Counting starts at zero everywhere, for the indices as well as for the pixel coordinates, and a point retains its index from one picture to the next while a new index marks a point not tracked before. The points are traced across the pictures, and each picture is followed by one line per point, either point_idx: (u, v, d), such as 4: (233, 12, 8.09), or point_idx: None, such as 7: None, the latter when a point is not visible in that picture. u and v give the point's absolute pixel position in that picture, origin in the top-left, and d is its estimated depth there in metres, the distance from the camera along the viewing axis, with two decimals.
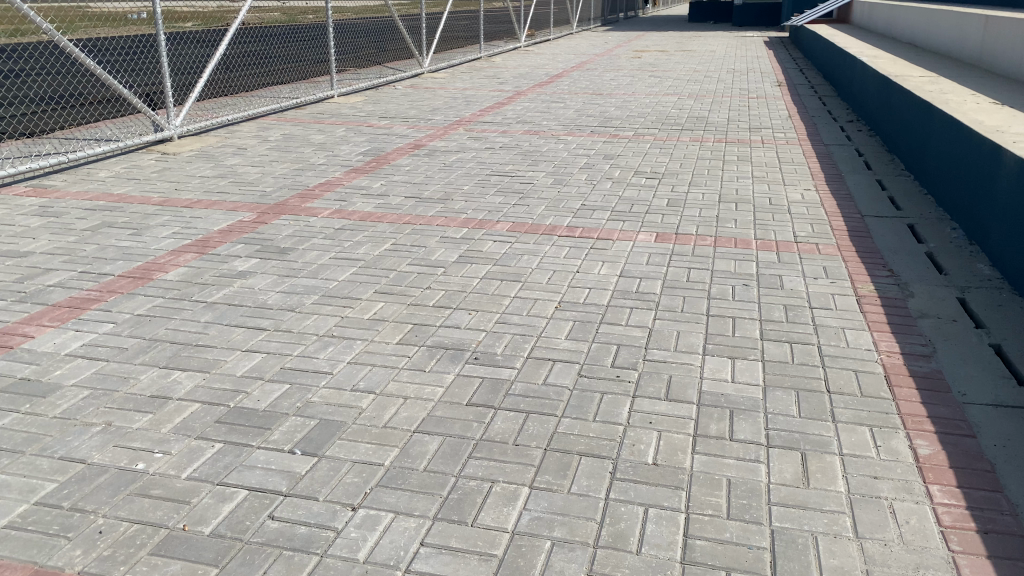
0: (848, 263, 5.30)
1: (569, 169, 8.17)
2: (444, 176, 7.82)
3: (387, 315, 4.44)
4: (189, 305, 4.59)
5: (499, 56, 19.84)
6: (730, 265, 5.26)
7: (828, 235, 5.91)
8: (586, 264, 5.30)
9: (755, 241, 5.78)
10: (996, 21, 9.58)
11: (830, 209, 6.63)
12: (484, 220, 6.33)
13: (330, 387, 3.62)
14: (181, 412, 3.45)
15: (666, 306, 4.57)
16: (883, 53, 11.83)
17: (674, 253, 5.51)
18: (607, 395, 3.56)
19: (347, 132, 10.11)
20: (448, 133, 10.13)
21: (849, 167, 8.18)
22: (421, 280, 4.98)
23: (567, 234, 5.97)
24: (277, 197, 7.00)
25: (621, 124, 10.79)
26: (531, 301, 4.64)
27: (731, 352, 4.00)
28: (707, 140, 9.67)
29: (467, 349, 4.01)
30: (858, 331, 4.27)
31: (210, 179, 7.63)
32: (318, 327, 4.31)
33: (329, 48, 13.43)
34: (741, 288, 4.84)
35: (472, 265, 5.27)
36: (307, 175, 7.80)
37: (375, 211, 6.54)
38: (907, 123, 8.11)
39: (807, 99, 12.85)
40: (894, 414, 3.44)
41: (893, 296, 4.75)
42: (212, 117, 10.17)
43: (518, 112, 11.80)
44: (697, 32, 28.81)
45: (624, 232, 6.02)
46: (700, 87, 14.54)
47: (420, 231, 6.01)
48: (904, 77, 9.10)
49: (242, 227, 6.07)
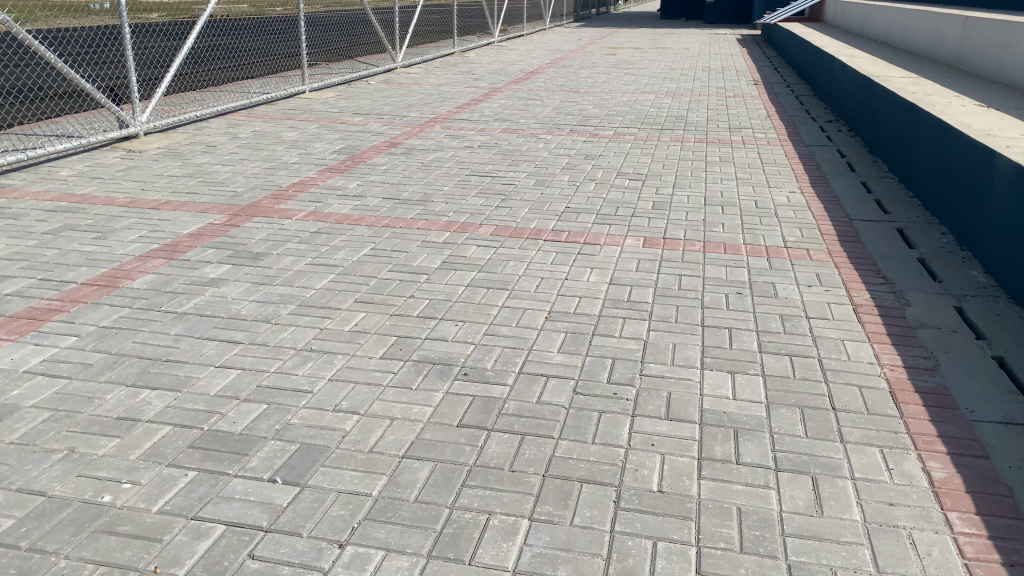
0: (841, 270, 5.18)
1: (550, 169, 8.00)
2: (423, 176, 7.60)
3: (369, 327, 4.22)
4: (158, 316, 4.34)
5: (473, 51, 19.58)
6: (721, 272, 5.11)
7: (819, 240, 5.79)
8: (575, 271, 5.12)
9: (745, 246, 5.65)
10: (974, 22, 9.57)
11: (818, 212, 6.52)
12: (466, 223, 6.13)
13: (311, 407, 3.41)
14: (151, 436, 3.21)
15: (659, 317, 4.41)
16: (861, 53, 11.79)
17: (664, 259, 5.36)
18: (605, 415, 3.38)
19: (320, 129, 9.83)
20: (424, 131, 9.89)
21: (832, 168, 8.09)
22: (403, 288, 4.77)
23: (553, 239, 5.79)
24: (248, 197, 6.73)
25: (601, 123, 10.64)
26: (520, 311, 4.46)
27: (731, 366, 3.85)
28: (688, 140, 9.55)
29: (455, 364, 3.81)
30: (857, 343, 4.14)
31: (178, 179, 7.33)
32: (296, 340, 4.08)
33: (301, 42, 13.10)
34: (735, 297, 4.69)
35: (456, 272, 5.07)
36: (280, 175, 7.53)
37: (352, 213, 6.31)
38: (890, 125, 8.04)
39: (784, 98, 12.79)
40: (903, 434, 3.30)
41: (890, 305, 4.63)
42: (180, 113, 9.84)
43: (495, 109, 11.61)
44: (670, 29, 28.80)
45: (611, 237, 5.86)
46: (677, 85, 14.43)
47: (400, 235, 5.80)
48: (886, 77, 9.04)
49: (213, 231, 5.81)
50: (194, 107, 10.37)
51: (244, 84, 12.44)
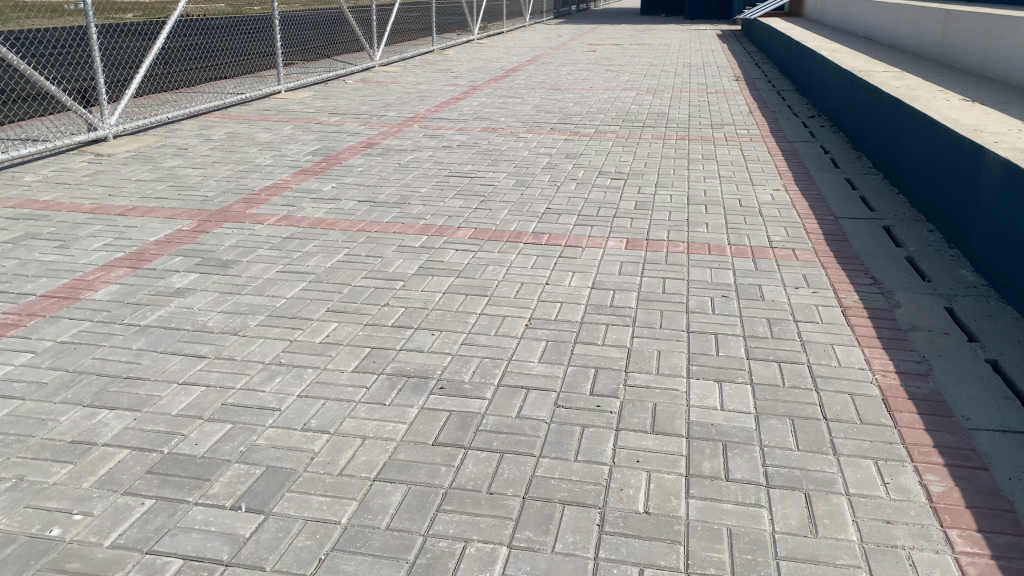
0: (828, 270, 5.06)
1: (531, 169, 7.84)
2: (400, 178, 7.41)
3: (341, 338, 4.05)
4: (119, 330, 4.14)
5: (452, 49, 19.37)
6: (706, 274, 4.97)
7: (805, 240, 5.67)
8: (555, 275, 4.97)
9: (730, 247, 5.51)
10: (955, 17, 9.50)
11: (803, 210, 6.39)
12: (444, 226, 5.97)
13: (278, 427, 3.23)
14: (107, 460, 3.02)
15: (644, 322, 4.26)
16: (842, 48, 11.70)
17: (647, 262, 5.21)
18: (588, 430, 3.22)
19: (295, 130, 9.62)
20: (402, 131, 9.71)
21: (816, 165, 7.98)
22: (378, 296, 4.59)
23: (533, 241, 5.63)
24: (219, 202, 6.52)
25: (582, 121, 10.49)
26: (499, 319, 4.30)
27: (717, 374, 3.71)
28: (670, 137, 9.42)
29: (431, 376, 3.65)
30: (848, 347, 4.00)
31: (147, 183, 7.11)
32: (264, 353, 3.90)
33: (275, 40, 12.85)
34: (721, 300, 4.55)
35: (433, 278, 4.90)
36: (252, 178, 7.32)
37: (327, 218, 6.12)
38: (874, 120, 7.95)
39: (765, 94, 12.69)
40: (898, 444, 3.17)
41: (879, 307, 4.51)
42: (151, 115, 9.60)
43: (474, 107, 11.43)
44: (650, 25, 28.72)
45: (593, 239, 5.71)
46: (658, 81, 14.31)
47: (376, 240, 5.62)
48: (868, 72, 8.94)
49: (181, 238, 5.60)
50: (166, 109, 10.13)
51: (218, 85, 12.20)
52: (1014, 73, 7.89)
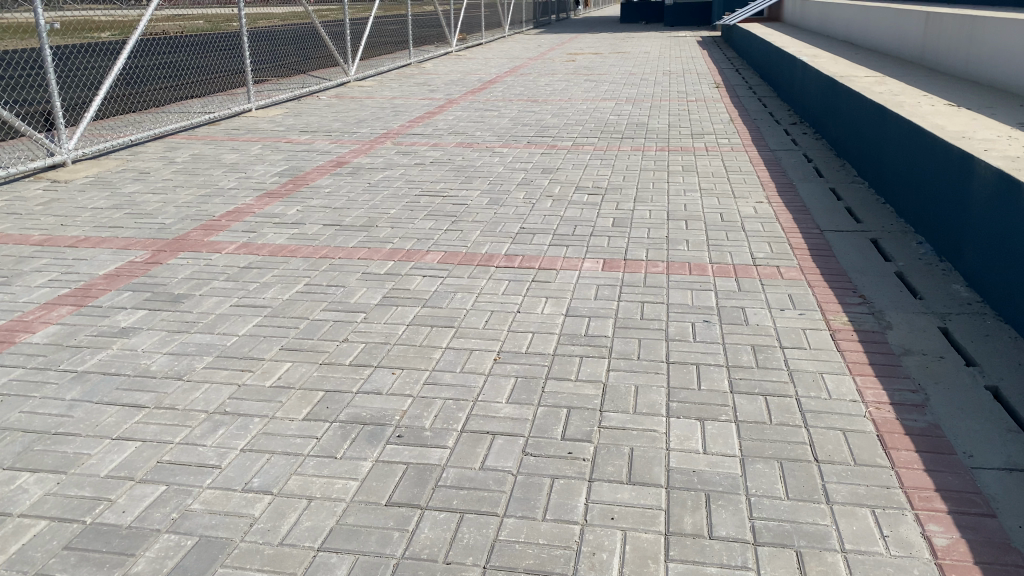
0: (814, 289, 4.80)
1: (506, 185, 7.57)
2: (369, 199, 7.12)
3: (293, 381, 3.76)
4: (53, 377, 3.82)
5: (430, 62, 19.14)
6: (687, 297, 4.71)
7: (789, 256, 5.41)
8: (528, 302, 4.69)
9: (711, 265, 5.25)
10: (936, 19, 9.31)
11: (787, 224, 6.14)
12: (412, 250, 5.68)
13: (216, 488, 2.94)
14: (21, 535, 2.71)
15: (621, 352, 3.98)
16: (822, 53, 11.52)
17: (624, 284, 4.94)
18: (559, 481, 2.94)
19: (263, 150, 9.32)
20: (374, 148, 9.42)
21: (800, 174, 7.75)
22: (337, 331, 4.30)
23: (506, 265, 5.35)
24: (176, 230, 6.23)
25: (559, 134, 10.24)
26: (466, 353, 4.01)
27: (699, 411, 3.43)
28: (649, 149, 9.18)
29: (389, 423, 3.35)
30: (838, 377, 3.74)
31: (103, 211, 6.79)
32: (209, 401, 3.60)
33: (245, 56, 12.55)
34: (703, 326, 4.28)
35: (397, 308, 4.61)
36: (214, 203, 7.01)
37: (288, 244, 5.83)
38: (858, 127, 7.73)
39: (746, 101, 12.49)
40: (896, 488, 2.90)
41: (870, 329, 4.25)
42: (113, 138, 9.30)
43: (450, 121, 11.17)
44: (629, 33, 28.58)
45: (568, 260, 5.44)
46: (637, 91, 14.11)
47: (339, 267, 5.33)
48: (849, 78, 8.74)
49: (132, 270, 5.29)
50: (130, 131, 9.81)
51: (186, 103, 11.90)
52: (999, 76, 7.68)
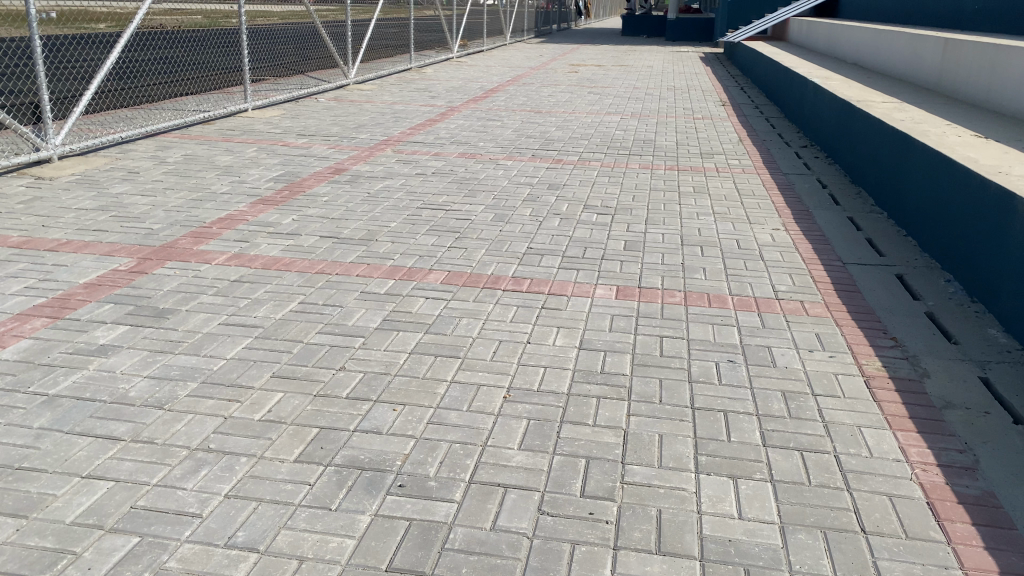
0: (842, 329, 4.52)
1: (511, 201, 7.28)
2: (368, 210, 6.80)
3: (285, 415, 3.44)
4: (21, 401, 3.48)
5: (430, 67, 18.85)
6: (708, 332, 4.41)
7: (813, 290, 5.13)
8: (538, 331, 4.37)
9: (731, 297, 4.96)
10: (955, 46, 9.10)
11: (807, 254, 5.87)
12: (414, 268, 5.37)
13: (196, 543, 2.62)
14: None
15: (641, 395, 3.67)
16: (833, 75, 11.29)
17: (640, 315, 4.64)
18: (581, 548, 2.63)
19: (258, 153, 8.99)
20: (373, 155, 9.12)
21: (816, 200, 7.49)
22: (332, 357, 3.97)
23: (513, 288, 5.05)
24: (164, 237, 5.89)
25: (564, 147, 9.96)
26: (473, 389, 3.69)
27: (731, 468, 3.13)
28: (658, 167, 8.90)
29: (389, 470, 3.04)
30: (878, 431, 3.44)
31: (87, 212, 6.44)
32: (192, 435, 3.27)
33: (243, 54, 12.23)
34: (727, 367, 3.98)
35: (398, 334, 4.29)
36: (205, 208, 6.68)
37: (283, 256, 5.51)
38: (877, 154, 7.48)
39: (754, 121, 12.26)
40: (955, 569, 2.61)
41: (906, 376, 3.96)
42: (102, 134, 8.96)
43: (452, 130, 10.87)
44: (631, 45, 28.40)
45: (580, 285, 5.13)
46: (643, 106, 13.85)
47: (336, 285, 5.01)
48: (867, 103, 8.49)
49: (115, 280, 4.96)
50: (122, 127, 9.48)
51: (180, 100, 11.55)
52: None
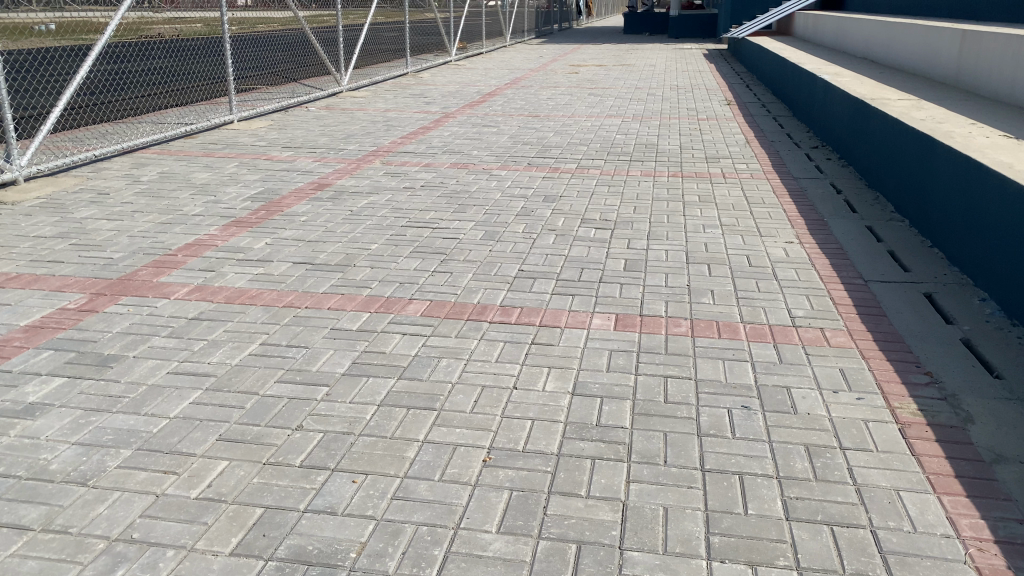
0: (869, 362, 4.02)
1: (503, 215, 6.79)
2: (349, 230, 6.31)
3: (227, 492, 2.95)
4: None
5: (427, 72, 18.39)
6: (719, 370, 3.91)
7: (833, 316, 4.63)
8: (526, 373, 3.87)
9: (744, 326, 4.45)
10: (974, 37, 8.56)
11: (825, 271, 5.36)
12: (392, 298, 4.87)
13: None
14: None
15: (643, 454, 3.17)
16: (845, 71, 10.75)
17: (641, 350, 4.13)
18: None
19: (238, 168, 8.51)
20: (360, 167, 8.64)
21: (831, 208, 6.98)
22: (289, 414, 3.48)
23: (501, 320, 4.55)
24: (123, 267, 5.42)
25: (562, 154, 9.47)
26: (448, 451, 3.20)
27: (749, 552, 2.63)
28: (660, 174, 8.39)
29: (340, 566, 2.56)
30: (920, 496, 2.93)
31: (45, 241, 5.98)
32: (114, 520, 2.79)
33: (227, 63, 11.77)
34: (742, 416, 3.48)
35: (366, 381, 3.79)
36: (172, 232, 6.21)
37: (249, 288, 5.02)
38: (896, 156, 6.95)
39: (761, 120, 11.73)
40: None
41: (948, 421, 3.45)
42: (75, 152, 8.54)
43: (444, 138, 10.39)
44: (633, 44, 27.86)
45: (574, 314, 4.63)
46: (645, 107, 13.34)
47: (303, 321, 4.52)
48: (882, 101, 7.96)
49: (60, 320, 4.50)
50: (98, 144, 9.05)
51: (162, 114, 11.10)
52: None
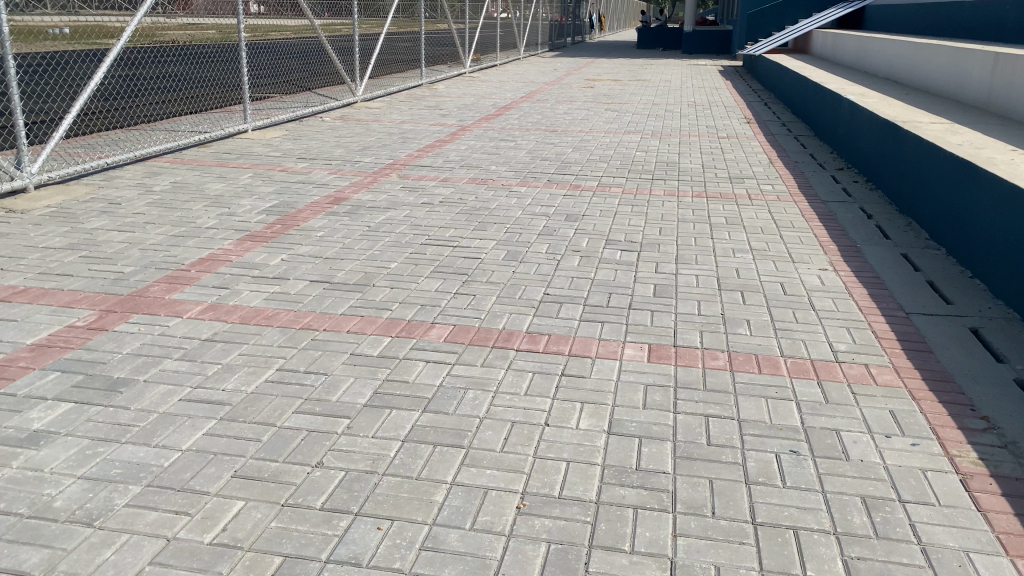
0: (921, 404, 3.80)
1: (525, 234, 6.59)
2: (366, 247, 6.11)
3: (243, 536, 2.74)
4: None
5: (442, 83, 18.24)
6: (762, 410, 3.69)
7: (877, 351, 4.41)
8: (558, 409, 3.66)
9: (785, 361, 4.24)
10: (1008, 60, 8.36)
11: (863, 302, 5.15)
12: (414, 322, 4.67)
13: None
14: None
15: (689, 504, 2.96)
16: (870, 91, 10.55)
17: (678, 385, 3.91)
18: None
19: (253, 179, 8.34)
20: (377, 181, 8.46)
21: (863, 234, 6.76)
22: (309, 450, 3.28)
23: (528, 348, 4.34)
24: (134, 282, 5.23)
25: (582, 171, 9.28)
26: (479, 495, 2.99)
27: None
28: (684, 194, 8.19)
29: None
30: (992, 559, 2.71)
31: (55, 252, 5.80)
32: (121, 568, 2.58)
33: (242, 71, 11.61)
34: (791, 463, 3.26)
35: (390, 413, 3.59)
36: (185, 246, 6.02)
37: (265, 308, 4.82)
38: (931, 181, 6.74)
39: (784, 140, 11.52)
40: None
41: (1012, 472, 3.22)
42: (88, 160, 8.39)
43: (461, 152, 10.21)
44: (648, 59, 27.70)
45: (605, 344, 4.42)
46: (663, 123, 13.14)
47: (322, 344, 4.32)
48: (915, 124, 7.75)
49: (68, 339, 4.30)
50: (110, 151, 8.91)
51: (176, 121, 10.96)
52: None
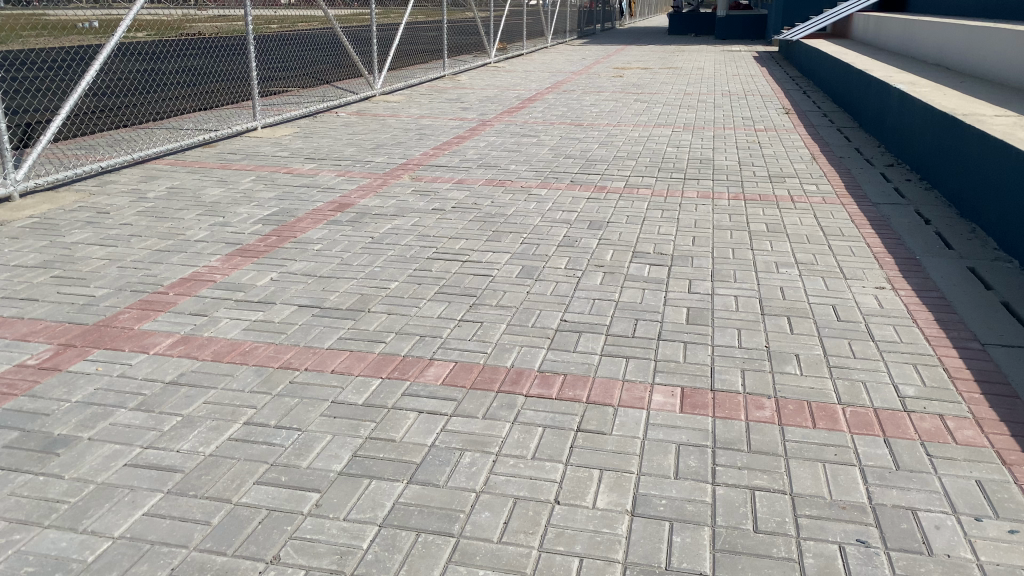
0: (1013, 471, 3.12)
1: (543, 245, 5.97)
2: (366, 263, 5.53)
3: None
4: None
5: (465, 74, 17.60)
6: (821, 481, 3.04)
7: (954, 396, 3.72)
8: (571, 479, 3.04)
9: (845, 411, 3.57)
10: None
11: (931, 330, 4.46)
12: (410, 359, 4.06)
13: None
14: None
15: None
16: (922, 80, 9.72)
17: (717, 445, 3.27)
18: None
19: (255, 183, 7.81)
20: (387, 184, 7.88)
21: (922, 243, 6.05)
22: (266, 538, 2.70)
23: (539, 393, 3.71)
24: (104, 308, 4.68)
25: (608, 170, 8.61)
26: None
27: None
28: (719, 196, 7.49)
29: None
30: None
31: (26, 271, 5.30)
32: None
33: (251, 65, 11.06)
34: (859, 560, 2.62)
35: (369, 485, 2.99)
36: (168, 263, 5.48)
37: (243, 341, 4.25)
38: (999, 182, 5.98)
39: (826, 132, 10.73)
40: None
41: None
42: (81, 164, 7.90)
43: (479, 150, 9.59)
44: (680, 45, 26.74)
45: (630, 387, 3.78)
46: (697, 115, 12.39)
47: (301, 390, 3.73)
48: (977, 118, 6.97)
49: (14, 382, 3.77)
50: (108, 153, 8.43)
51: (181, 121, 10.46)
52: None
